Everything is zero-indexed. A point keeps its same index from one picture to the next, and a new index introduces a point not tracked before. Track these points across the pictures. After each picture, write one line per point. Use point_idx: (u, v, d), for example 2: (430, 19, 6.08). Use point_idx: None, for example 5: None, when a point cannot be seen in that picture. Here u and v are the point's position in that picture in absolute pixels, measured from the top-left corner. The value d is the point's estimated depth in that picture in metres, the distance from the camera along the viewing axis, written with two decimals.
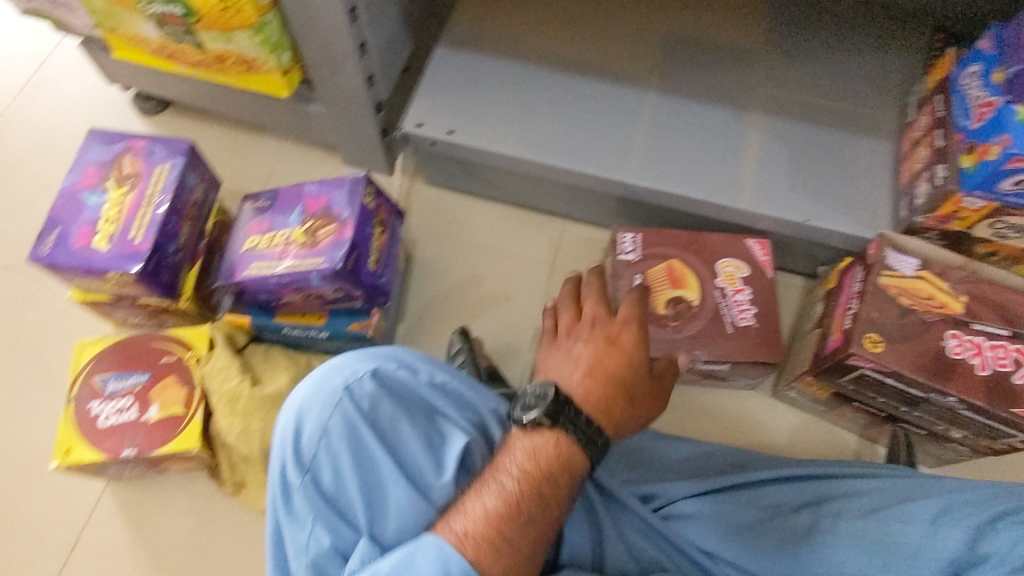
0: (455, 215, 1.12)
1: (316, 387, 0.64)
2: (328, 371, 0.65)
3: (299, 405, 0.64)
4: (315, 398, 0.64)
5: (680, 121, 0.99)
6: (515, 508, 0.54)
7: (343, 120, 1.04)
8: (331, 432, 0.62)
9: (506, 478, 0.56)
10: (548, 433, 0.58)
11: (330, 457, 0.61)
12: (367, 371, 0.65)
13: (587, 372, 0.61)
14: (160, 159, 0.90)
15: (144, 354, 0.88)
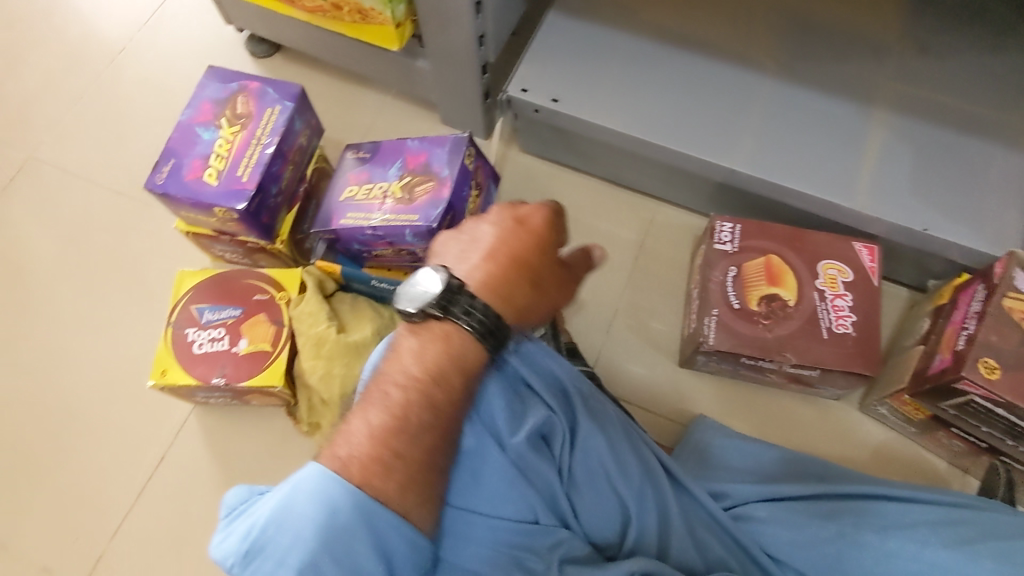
0: (546, 186, 1.10)
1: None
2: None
3: (391, 354, 0.67)
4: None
5: (798, 111, 0.94)
6: (404, 420, 0.55)
7: (448, 78, 1.03)
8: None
9: (390, 390, 0.57)
10: (438, 333, 0.59)
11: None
12: None
13: (486, 257, 0.62)
14: (271, 101, 0.92)
15: (238, 289, 0.91)
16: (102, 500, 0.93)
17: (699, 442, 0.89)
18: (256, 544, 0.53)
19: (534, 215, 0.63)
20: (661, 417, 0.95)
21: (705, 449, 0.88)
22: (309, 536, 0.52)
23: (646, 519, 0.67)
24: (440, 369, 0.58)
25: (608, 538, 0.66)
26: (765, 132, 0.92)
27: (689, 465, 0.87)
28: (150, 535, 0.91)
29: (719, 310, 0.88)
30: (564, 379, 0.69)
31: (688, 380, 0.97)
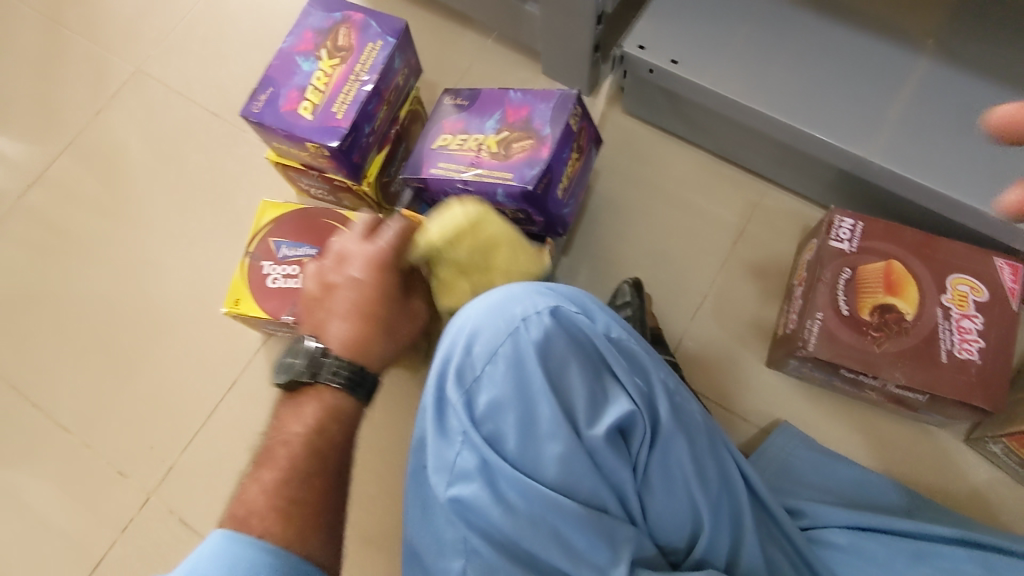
0: (646, 153, 1.03)
1: (496, 308, 0.62)
2: (508, 297, 0.62)
3: (472, 322, 0.62)
4: (491, 320, 0.61)
5: (954, 99, 0.81)
6: (292, 471, 0.58)
7: (558, 26, 0.96)
8: (500, 357, 0.60)
9: (276, 451, 0.60)
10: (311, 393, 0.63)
11: (491, 382, 0.59)
12: (547, 307, 0.61)
13: (347, 315, 0.64)
14: (373, 36, 0.88)
15: (317, 228, 0.92)
16: (176, 415, 0.97)
17: (779, 450, 0.82)
18: None
19: (353, 269, 0.66)
20: (738, 418, 0.89)
21: (787, 460, 0.82)
22: None
23: (720, 533, 0.63)
24: (314, 425, 0.62)
25: (675, 543, 0.62)
26: (910, 121, 0.81)
27: (766, 474, 0.81)
28: (216, 456, 0.94)
29: (825, 314, 0.80)
30: (655, 374, 0.61)
31: (773, 381, 0.90)
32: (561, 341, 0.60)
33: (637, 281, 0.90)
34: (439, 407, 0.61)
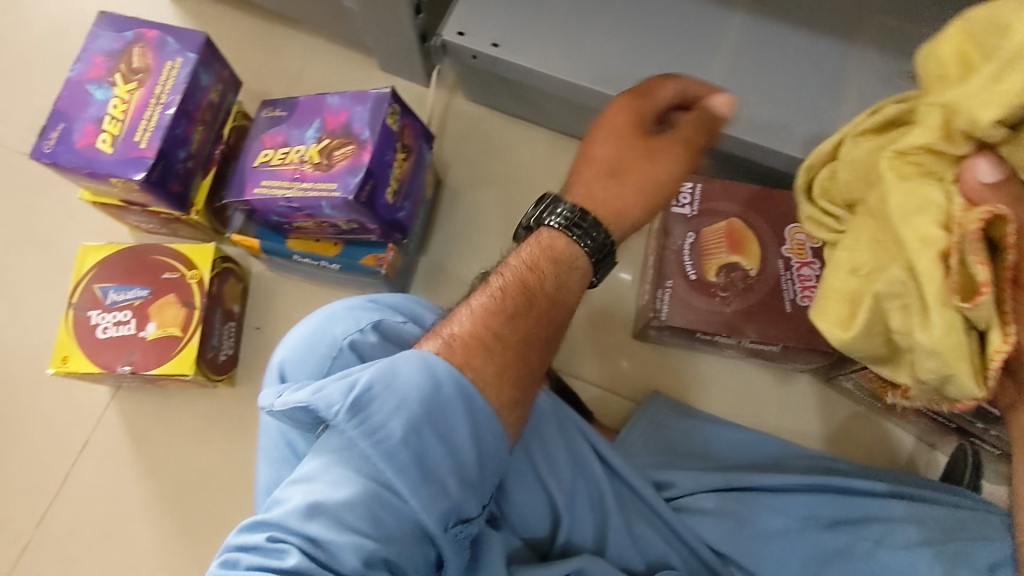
0: (494, 139, 1.01)
1: (316, 334, 0.62)
2: (329, 319, 0.63)
3: (294, 350, 0.61)
4: (309, 349, 0.61)
5: (771, 50, 0.81)
6: (501, 304, 0.53)
7: (378, 20, 0.91)
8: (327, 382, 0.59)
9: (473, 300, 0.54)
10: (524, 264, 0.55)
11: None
12: (369, 323, 0.61)
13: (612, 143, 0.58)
14: (172, 53, 0.81)
15: (147, 267, 0.85)
16: (24, 489, 0.89)
17: (645, 425, 0.82)
18: (354, 401, 0.48)
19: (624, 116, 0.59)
20: (611, 394, 0.89)
21: (653, 433, 0.82)
22: (410, 405, 0.48)
23: (580, 514, 0.65)
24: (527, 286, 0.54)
25: (537, 534, 0.65)
26: (733, 80, 0.80)
27: (637, 449, 0.81)
28: (75, 524, 0.88)
29: (673, 282, 0.80)
30: None
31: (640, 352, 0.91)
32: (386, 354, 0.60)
33: None
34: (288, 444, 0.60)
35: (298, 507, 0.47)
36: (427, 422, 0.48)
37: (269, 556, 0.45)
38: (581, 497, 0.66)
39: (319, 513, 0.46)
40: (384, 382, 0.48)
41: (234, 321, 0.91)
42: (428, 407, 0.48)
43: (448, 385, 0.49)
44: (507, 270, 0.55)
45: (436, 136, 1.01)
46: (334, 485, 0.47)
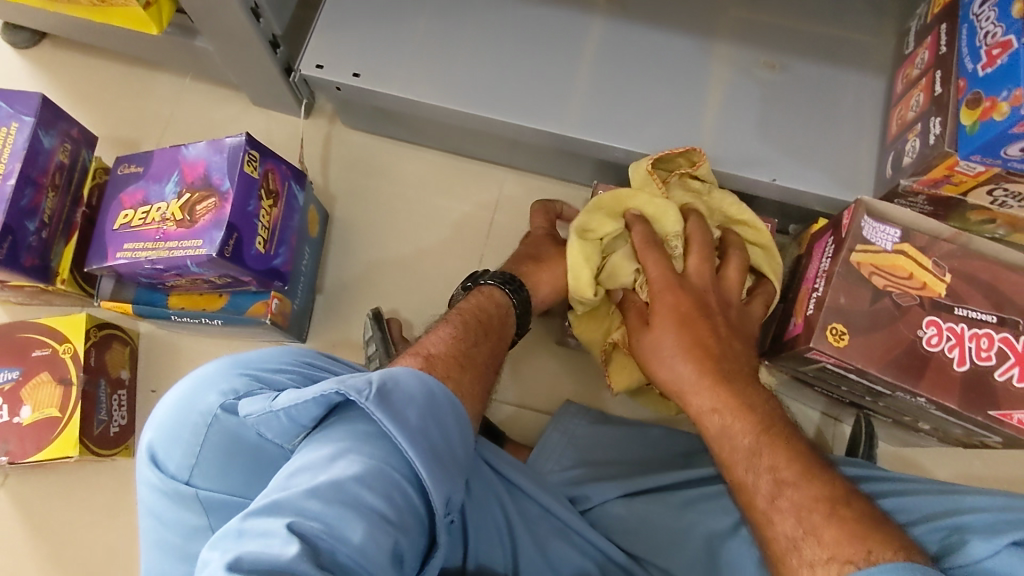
0: (380, 164, 0.98)
1: (185, 406, 0.56)
2: (198, 387, 0.57)
3: (164, 423, 0.56)
4: (179, 424, 0.56)
5: (634, 52, 0.81)
6: (462, 333, 0.63)
7: (235, 57, 0.87)
8: (207, 454, 0.54)
9: (439, 331, 0.63)
10: (478, 296, 0.72)
11: (205, 484, 0.53)
12: (242, 381, 0.57)
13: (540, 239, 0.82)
14: (6, 118, 0.76)
15: (15, 347, 0.80)
16: None
17: (556, 439, 0.82)
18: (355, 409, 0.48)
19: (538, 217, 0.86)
20: (526, 409, 0.89)
21: (563, 448, 0.81)
22: (421, 404, 0.49)
23: (486, 538, 0.66)
24: (484, 304, 0.70)
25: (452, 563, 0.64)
26: (599, 87, 0.80)
27: (551, 464, 0.80)
28: None
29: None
30: None
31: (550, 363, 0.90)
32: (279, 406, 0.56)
33: (377, 310, 0.87)
34: (172, 527, 0.53)
35: (305, 490, 0.43)
36: (431, 411, 0.49)
37: (274, 539, 0.40)
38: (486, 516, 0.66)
39: (334, 493, 0.43)
40: (388, 376, 0.49)
41: (124, 388, 0.85)
42: (431, 398, 0.50)
43: (442, 385, 0.52)
44: (460, 310, 0.68)
45: (319, 169, 0.98)
46: (341, 469, 0.45)
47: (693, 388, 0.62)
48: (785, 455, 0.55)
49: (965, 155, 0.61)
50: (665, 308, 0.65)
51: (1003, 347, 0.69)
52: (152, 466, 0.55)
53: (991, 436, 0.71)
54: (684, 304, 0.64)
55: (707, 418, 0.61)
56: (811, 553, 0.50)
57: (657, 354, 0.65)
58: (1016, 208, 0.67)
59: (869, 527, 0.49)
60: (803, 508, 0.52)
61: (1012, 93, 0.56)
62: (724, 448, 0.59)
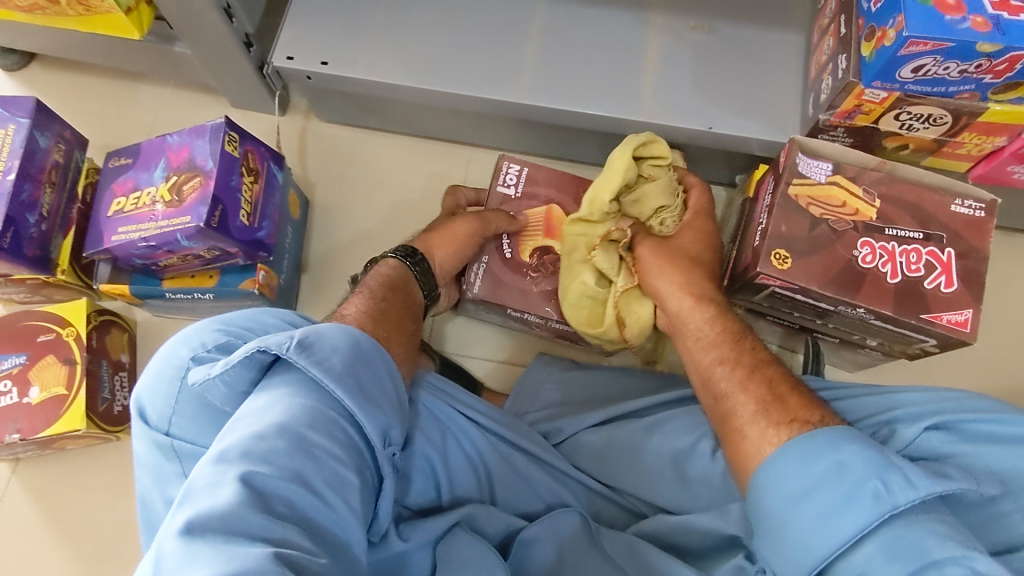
0: (354, 152, 1.05)
1: (163, 363, 0.59)
2: (177, 341, 0.61)
3: (147, 383, 0.59)
4: (160, 377, 0.59)
5: (577, 26, 0.89)
6: (378, 296, 0.68)
7: (212, 59, 0.94)
8: (181, 404, 0.56)
9: (357, 297, 0.67)
10: (385, 265, 0.74)
11: (183, 429, 0.56)
12: (214, 342, 0.59)
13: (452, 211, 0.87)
14: (3, 121, 0.82)
15: (21, 334, 0.86)
16: None
17: (531, 385, 0.87)
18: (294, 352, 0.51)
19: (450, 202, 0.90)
20: (503, 363, 0.95)
21: (538, 390, 0.87)
22: (346, 347, 0.53)
23: (458, 471, 0.70)
24: (397, 273, 0.74)
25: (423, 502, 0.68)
26: (547, 59, 0.88)
27: (525, 406, 0.86)
28: None
29: (491, 261, 0.84)
30: None
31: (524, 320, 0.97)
32: None
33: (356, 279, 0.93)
34: (154, 475, 0.56)
35: (249, 441, 0.45)
36: (356, 356, 0.53)
37: (222, 490, 0.42)
38: (453, 449, 0.71)
39: (276, 438, 0.46)
40: (311, 332, 0.53)
41: (124, 371, 0.91)
42: (355, 346, 0.53)
43: (367, 335, 0.56)
44: (371, 279, 0.72)
45: (298, 159, 1.05)
46: (278, 416, 0.47)
47: (688, 288, 0.70)
48: (757, 345, 0.64)
49: (868, 81, 0.68)
50: (691, 229, 0.76)
51: (931, 260, 0.72)
52: (139, 418, 0.58)
53: (926, 341, 0.74)
54: (705, 230, 0.76)
55: (691, 312, 0.68)
56: (777, 414, 0.56)
57: (664, 253, 0.73)
58: (921, 130, 0.74)
59: (819, 403, 0.57)
60: (772, 380, 0.59)
61: (896, 20, 0.63)
62: (698, 335, 0.67)
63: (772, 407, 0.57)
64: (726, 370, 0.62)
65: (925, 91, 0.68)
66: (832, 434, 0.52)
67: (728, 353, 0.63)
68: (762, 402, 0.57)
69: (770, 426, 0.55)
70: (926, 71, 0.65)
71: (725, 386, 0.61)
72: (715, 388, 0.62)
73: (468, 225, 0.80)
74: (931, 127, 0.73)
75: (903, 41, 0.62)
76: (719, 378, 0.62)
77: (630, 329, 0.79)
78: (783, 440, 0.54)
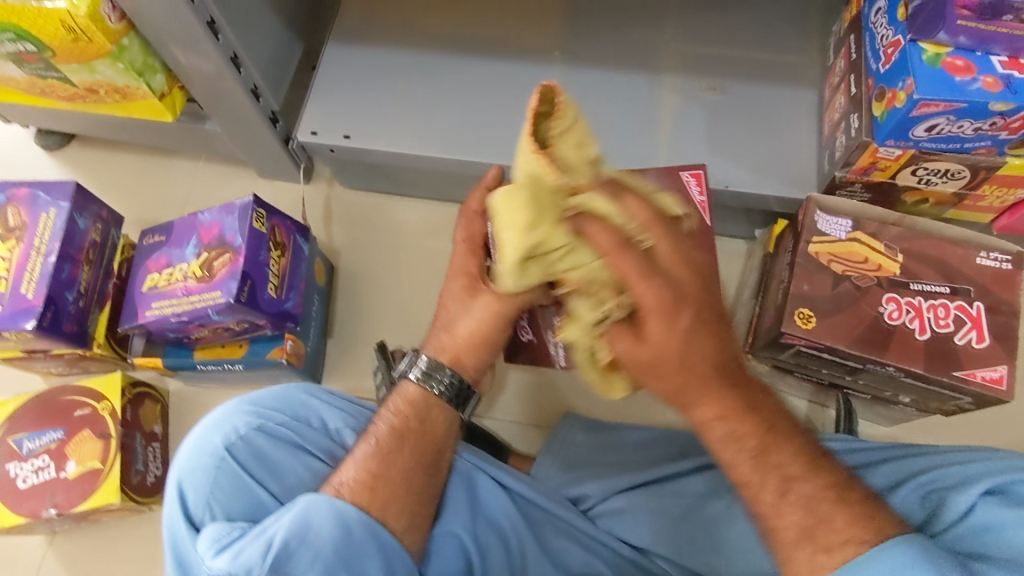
0: (377, 217, 1.08)
1: (197, 448, 0.60)
2: (209, 427, 0.61)
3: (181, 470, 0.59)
4: (195, 461, 0.59)
5: (591, 92, 0.91)
6: (383, 446, 0.60)
7: (242, 135, 0.98)
8: (214, 491, 0.58)
9: (361, 445, 0.61)
10: (402, 392, 0.64)
11: (219, 515, 0.58)
12: (248, 425, 0.60)
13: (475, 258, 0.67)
14: (45, 205, 0.86)
15: (59, 409, 0.88)
16: None
17: (558, 445, 0.87)
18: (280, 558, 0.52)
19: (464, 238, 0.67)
20: (526, 423, 0.94)
21: (564, 452, 0.86)
22: (329, 556, 0.53)
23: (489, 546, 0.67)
24: (408, 410, 0.63)
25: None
26: None
27: (550, 472, 0.84)
28: None
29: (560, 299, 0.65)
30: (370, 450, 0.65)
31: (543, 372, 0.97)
32: (280, 453, 0.60)
33: (381, 343, 0.95)
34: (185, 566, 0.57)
35: None
36: (340, 562, 0.54)
37: None
38: (482, 519, 0.69)
39: None
40: (297, 534, 0.53)
41: (156, 442, 0.93)
42: (342, 547, 0.54)
43: (358, 515, 0.55)
44: (386, 414, 0.63)
45: (323, 227, 1.08)
46: None
47: (708, 403, 0.50)
48: (792, 448, 0.51)
49: (882, 140, 0.68)
50: (657, 332, 0.47)
51: (960, 315, 0.71)
52: (175, 503, 0.59)
53: (960, 399, 0.72)
54: (700, 338, 0.48)
55: (715, 426, 0.51)
56: (826, 539, 0.48)
57: (645, 353, 0.49)
58: (940, 185, 0.74)
59: (875, 506, 0.50)
60: (812, 502, 0.50)
61: (905, 82, 0.63)
62: (725, 441, 0.51)
63: (819, 530, 0.49)
64: (760, 487, 0.51)
65: (940, 148, 0.68)
66: (896, 560, 0.46)
67: (751, 473, 0.51)
68: (807, 525, 0.49)
69: (819, 553, 0.48)
70: (940, 130, 0.65)
71: (760, 507, 0.51)
72: (745, 502, 0.52)
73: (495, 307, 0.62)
74: (950, 181, 0.73)
75: (914, 103, 0.63)
76: (750, 496, 0.52)
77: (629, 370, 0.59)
78: (844, 560, 0.48)
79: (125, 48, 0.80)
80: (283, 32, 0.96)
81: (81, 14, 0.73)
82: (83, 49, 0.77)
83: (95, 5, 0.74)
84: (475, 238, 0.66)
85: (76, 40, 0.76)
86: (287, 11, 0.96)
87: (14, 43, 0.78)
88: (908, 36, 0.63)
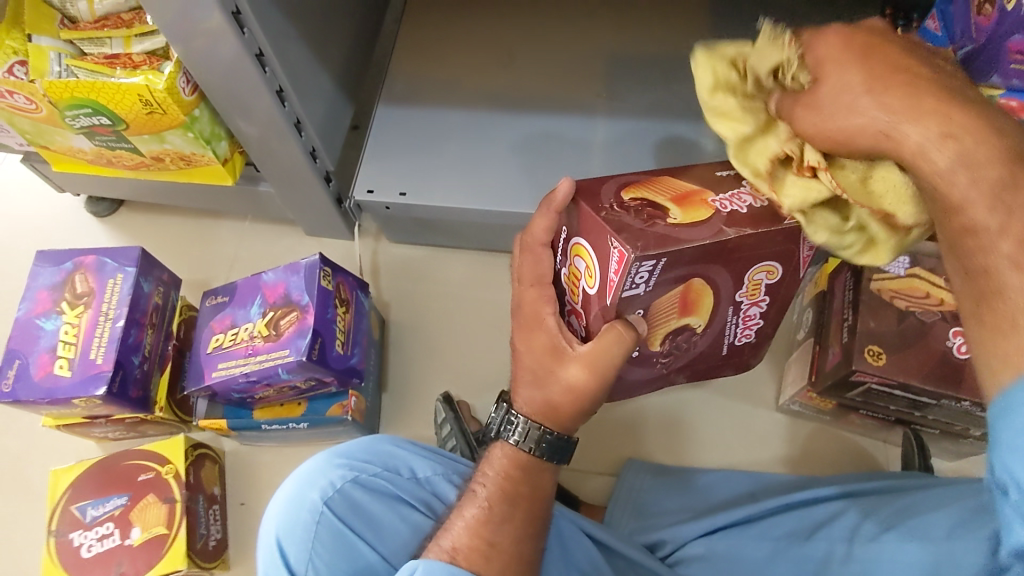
0: (424, 269, 1.10)
1: (294, 504, 0.66)
2: (304, 482, 0.67)
3: (279, 525, 0.65)
4: (293, 517, 0.65)
5: (636, 140, 0.92)
6: (491, 509, 0.58)
7: (295, 196, 1.01)
8: (317, 545, 0.63)
9: (468, 509, 0.59)
10: (501, 451, 0.60)
11: (322, 570, 0.63)
12: (340, 478, 0.66)
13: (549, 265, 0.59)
14: (111, 271, 0.87)
15: (121, 475, 0.88)
16: None
17: (627, 493, 0.86)
18: None
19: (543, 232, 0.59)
20: (589, 472, 0.93)
21: (637, 500, 0.86)
22: None
23: None
24: (506, 476, 0.60)
25: None
26: (613, 170, 0.91)
27: (626, 518, 0.84)
28: None
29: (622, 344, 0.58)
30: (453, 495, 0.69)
31: (597, 417, 0.95)
32: (371, 501, 0.66)
33: (445, 395, 0.96)
34: None
35: None
36: None
37: None
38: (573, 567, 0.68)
39: None
40: None
41: (217, 504, 0.92)
42: None
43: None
44: (488, 479, 0.60)
45: (373, 281, 1.09)
46: None
47: (913, 115, 0.40)
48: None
49: None
50: (824, 55, 0.45)
51: None
52: (276, 558, 0.64)
53: None
54: (846, 39, 0.45)
55: (936, 149, 0.38)
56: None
57: (871, 102, 0.41)
58: None
59: None
60: None
61: None
62: (941, 177, 0.39)
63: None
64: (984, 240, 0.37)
65: None
66: None
67: (991, 215, 0.37)
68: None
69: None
70: None
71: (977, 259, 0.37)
72: (965, 263, 0.38)
73: (590, 379, 0.55)
74: None
75: None
76: (974, 250, 0.37)
77: (904, 212, 0.47)
78: None
79: (196, 119, 0.83)
80: (336, 95, 0.99)
81: (158, 87, 0.77)
82: (156, 121, 0.82)
83: (171, 78, 0.77)
84: (542, 279, 0.60)
85: (150, 114, 0.80)
86: (338, 76, 1.00)
87: (90, 117, 0.82)
88: (961, 81, 0.67)
